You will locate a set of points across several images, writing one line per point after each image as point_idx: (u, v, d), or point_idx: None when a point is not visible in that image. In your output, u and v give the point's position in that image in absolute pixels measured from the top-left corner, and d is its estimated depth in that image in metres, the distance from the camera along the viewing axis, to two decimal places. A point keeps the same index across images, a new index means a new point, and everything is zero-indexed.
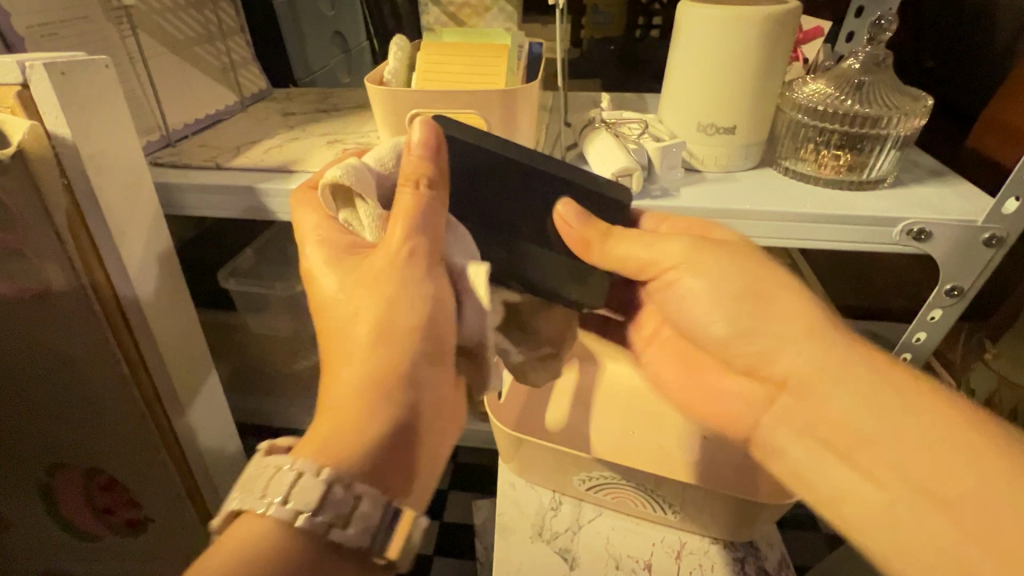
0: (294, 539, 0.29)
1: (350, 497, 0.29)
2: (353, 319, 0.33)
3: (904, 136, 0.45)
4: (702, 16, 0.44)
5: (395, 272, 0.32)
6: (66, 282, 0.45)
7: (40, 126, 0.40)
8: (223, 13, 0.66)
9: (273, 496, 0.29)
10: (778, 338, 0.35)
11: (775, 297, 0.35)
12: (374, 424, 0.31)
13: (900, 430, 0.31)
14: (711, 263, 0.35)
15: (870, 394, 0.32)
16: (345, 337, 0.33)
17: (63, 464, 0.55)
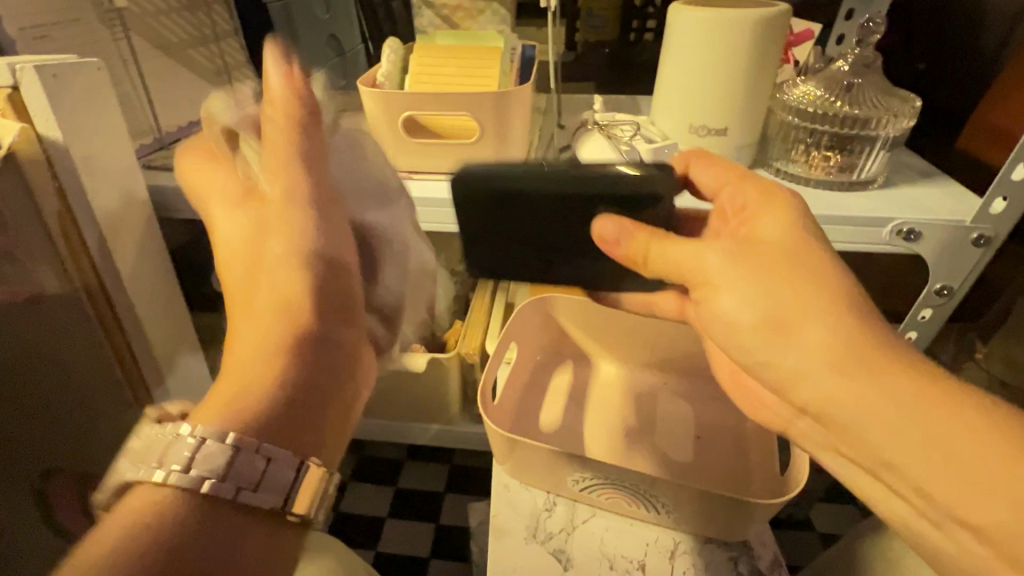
0: (178, 506, 0.25)
1: (239, 454, 0.25)
2: (276, 261, 0.30)
3: (893, 137, 0.46)
4: (693, 20, 0.45)
5: (287, 209, 0.31)
6: (59, 286, 0.45)
7: (31, 130, 0.39)
8: (217, 14, 0.64)
9: (152, 459, 0.25)
10: (798, 358, 0.31)
11: (794, 287, 0.31)
12: (264, 367, 0.28)
13: (929, 420, 0.27)
14: (748, 260, 0.33)
15: (902, 390, 0.28)
16: (271, 282, 0.30)
17: (55, 470, 0.52)
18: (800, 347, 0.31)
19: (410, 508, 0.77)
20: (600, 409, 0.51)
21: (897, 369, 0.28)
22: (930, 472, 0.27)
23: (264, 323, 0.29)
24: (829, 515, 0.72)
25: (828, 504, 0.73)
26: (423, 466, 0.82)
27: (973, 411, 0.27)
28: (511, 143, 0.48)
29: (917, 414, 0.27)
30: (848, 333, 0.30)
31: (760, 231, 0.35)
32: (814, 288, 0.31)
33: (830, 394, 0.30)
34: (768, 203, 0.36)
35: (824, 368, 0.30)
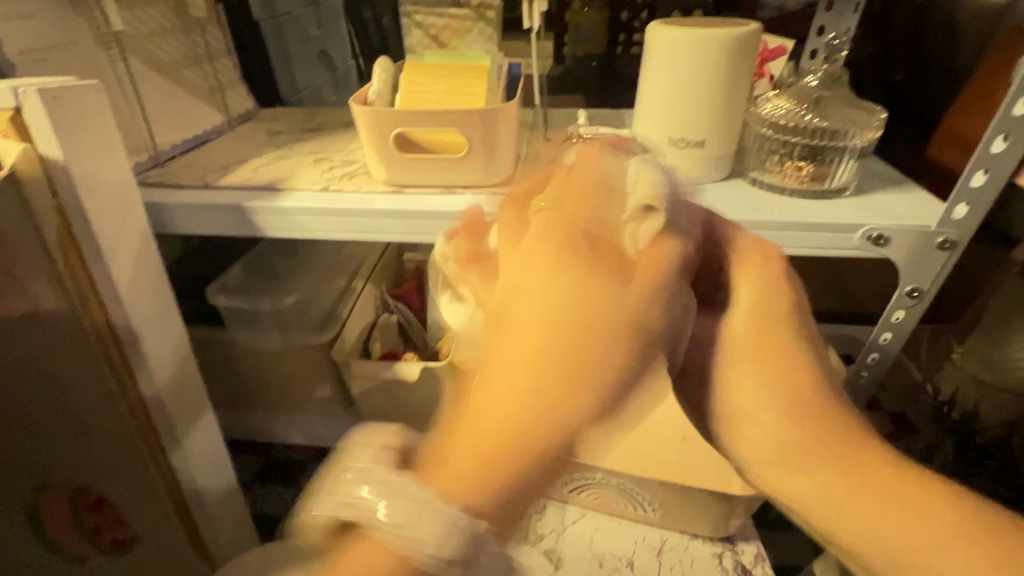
0: (387, 546, 0.36)
1: (442, 520, 0.34)
2: (558, 307, 0.36)
3: (863, 148, 0.48)
4: (669, 38, 0.47)
5: (654, 281, 0.37)
6: (56, 300, 0.45)
7: (33, 150, 0.41)
8: (210, 35, 0.68)
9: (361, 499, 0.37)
10: (757, 450, 0.38)
11: (755, 374, 0.37)
12: (523, 428, 0.34)
13: (861, 506, 0.35)
14: (717, 353, 0.38)
15: (840, 483, 0.35)
16: (550, 333, 0.36)
17: (49, 483, 0.54)
18: (756, 433, 0.37)
19: None
20: None
21: (833, 465, 0.35)
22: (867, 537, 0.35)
23: (560, 379, 0.35)
24: None
25: None
26: None
27: (885, 491, 0.35)
28: (498, 157, 0.50)
29: (862, 499, 0.35)
30: (790, 436, 0.36)
31: (734, 313, 0.38)
32: (767, 393, 0.36)
33: (792, 480, 0.37)
34: (739, 273, 0.38)
35: (776, 461, 0.37)
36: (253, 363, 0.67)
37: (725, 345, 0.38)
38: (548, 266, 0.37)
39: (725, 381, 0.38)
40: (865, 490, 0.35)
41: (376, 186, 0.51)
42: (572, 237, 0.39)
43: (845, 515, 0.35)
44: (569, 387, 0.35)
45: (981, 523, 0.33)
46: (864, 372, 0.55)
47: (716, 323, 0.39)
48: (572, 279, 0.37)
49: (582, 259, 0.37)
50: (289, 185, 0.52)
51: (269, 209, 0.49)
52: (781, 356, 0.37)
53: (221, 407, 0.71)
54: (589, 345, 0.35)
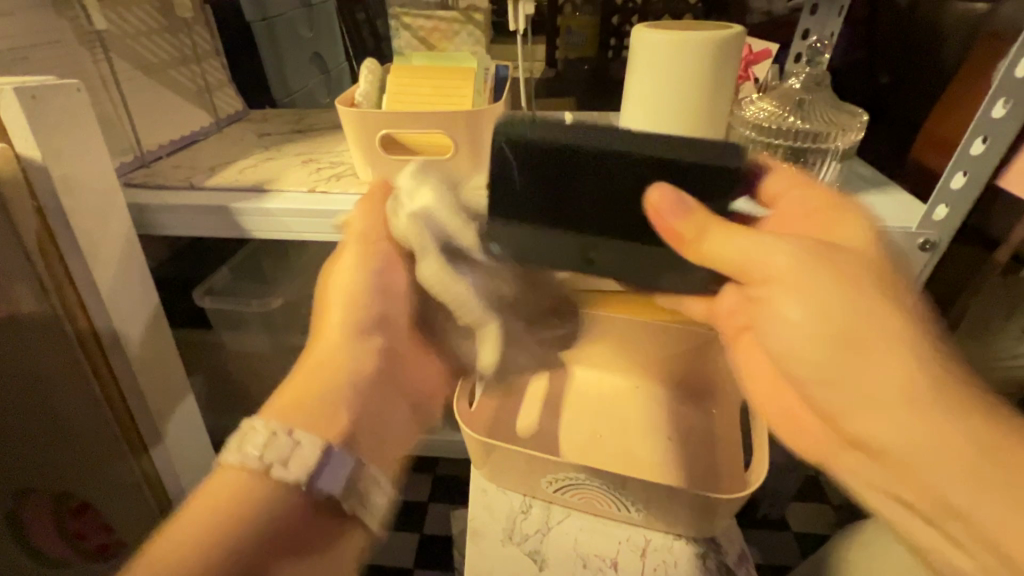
0: (257, 490, 0.34)
1: (290, 442, 0.35)
2: (347, 317, 0.42)
3: (844, 150, 0.49)
4: (653, 40, 0.47)
5: (369, 247, 0.43)
6: (35, 303, 0.45)
7: (10, 149, 0.40)
8: (198, 36, 0.68)
9: (249, 450, 0.35)
10: (869, 391, 0.31)
11: (875, 297, 0.31)
12: (328, 376, 0.40)
13: (1003, 469, 0.28)
14: (824, 274, 0.32)
15: (976, 439, 0.29)
16: (335, 347, 0.41)
17: (29, 490, 0.54)
18: (873, 367, 0.31)
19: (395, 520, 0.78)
20: (575, 416, 0.52)
21: (964, 416, 0.29)
22: (1000, 516, 0.28)
23: (335, 383, 0.39)
24: (804, 515, 0.74)
25: (803, 505, 0.75)
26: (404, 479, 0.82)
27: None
28: (484, 158, 0.50)
29: (982, 461, 0.29)
30: (914, 371, 0.30)
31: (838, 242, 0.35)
32: (891, 319, 0.31)
33: (910, 429, 0.30)
34: (846, 223, 0.36)
35: (895, 405, 0.30)
36: (240, 365, 0.67)
37: (844, 262, 0.33)
38: (339, 285, 0.42)
39: (845, 303, 0.32)
40: (1005, 454, 0.28)
41: (363, 188, 0.51)
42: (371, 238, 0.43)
43: (977, 487, 0.29)
44: (336, 386, 0.39)
45: None
46: None
47: (828, 248, 0.33)
48: (347, 292, 0.42)
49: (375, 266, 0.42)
50: (276, 186, 0.52)
51: (255, 211, 0.49)
52: (897, 287, 0.32)
53: (207, 410, 0.70)
54: (367, 357, 0.41)
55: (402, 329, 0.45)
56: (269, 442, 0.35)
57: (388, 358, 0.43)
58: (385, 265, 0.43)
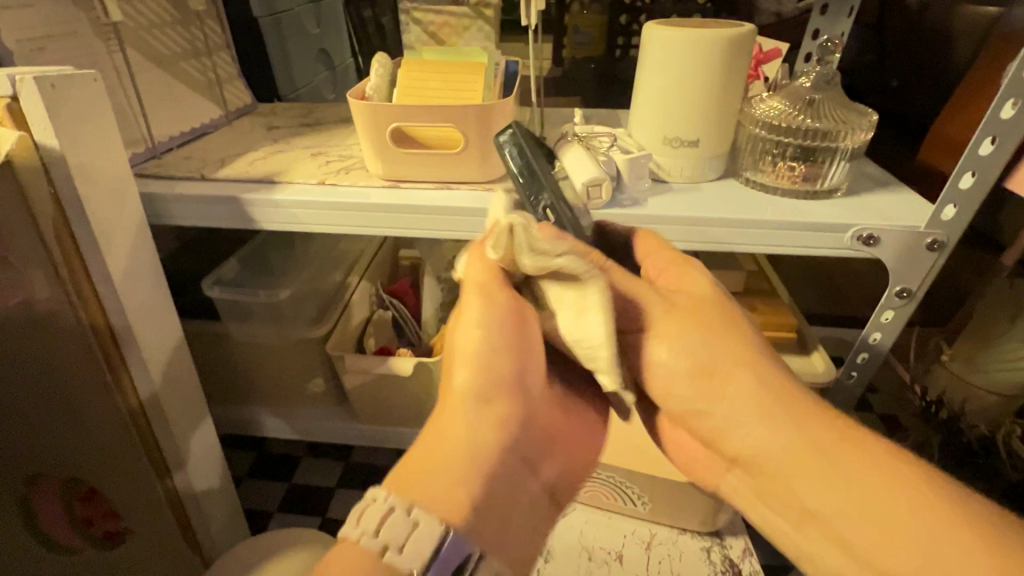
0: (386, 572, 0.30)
1: (426, 532, 0.30)
2: (475, 385, 0.34)
3: (853, 150, 0.49)
4: (663, 37, 0.48)
5: (486, 289, 0.34)
6: (49, 288, 0.45)
7: (29, 137, 0.41)
8: (209, 29, 0.69)
9: (372, 529, 0.31)
10: (732, 415, 0.36)
11: (719, 326, 0.37)
12: (474, 465, 0.33)
13: (839, 462, 0.34)
14: (678, 327, 0.37)
15: (809, 433, 0.35)
16: (461, 422, 0.34)
17: (41, 475, 0.55)
18: (728, 393, 0.36)
19: None
20: None
21: (809, 413, 0.35)
22: (827, 499, 0.34)
23: (456, 458, 0.33)
24: None
25: None
26: None
27: (862, 450, 0.34)
28: (493, 152, 0.50)
29: (822, 458, 0.34)
30: (761, 383, 0.36)
31: (686, 287, 0.39)
32: (731, 350, 0.36)
33: (756, 429, 0.36)
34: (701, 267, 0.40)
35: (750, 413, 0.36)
36: (248, 357, 0.67)
37: (690, 303, 0.38)
38: (467, 348, 0.35)
39: (696, 346, 0.36)
40: (829, 445, 0.34)
41: (372, 181, 0.51)
42: (491, 287, 0.35)
43: (809, 475, 0.34)
44: (473, 466, 0.33)
45: (982, 524, 0.31)
46: (854, 372, 0.54)
47: (674, 298, 0.38)
48: (493, 340, 0.34)
49: (502, 326, 0.34)
50: (286, 178, 0.52)
51: (266, 202, 0.50)
52: (729, 316, 0.37)
53: (213, 401, 0.71)
54: (487, 429, 0.34)
55: (536, 390, 0.36)
56: (385, 515, 0.31)
57: (529, 423, 0.36)
58: (507, 324, 0.34)
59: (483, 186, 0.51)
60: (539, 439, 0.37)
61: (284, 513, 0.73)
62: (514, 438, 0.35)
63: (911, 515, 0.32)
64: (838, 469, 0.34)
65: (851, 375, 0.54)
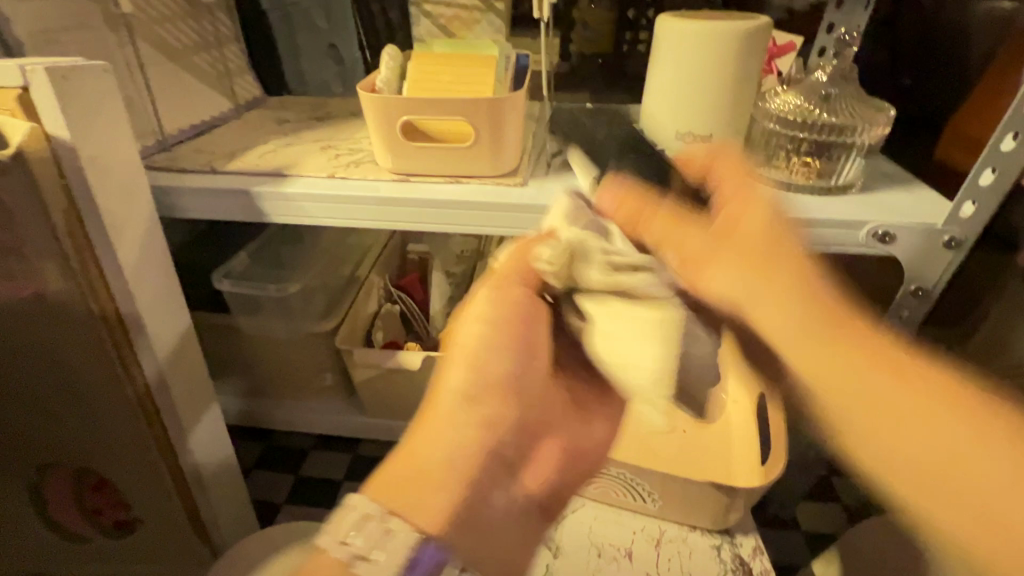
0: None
1: (402, 541, 0.28)
2: (477, 374, 0.31)
3: (868, 145, 0.48)
4: (677, 31, 0.47)
5: (500, 280, 0.34)
6: (61, 281, 0.46)
7: (41, 128, 0.41)
8: (219, 22, 0.68)
9: (342, 536, 0.29)
10: (767, 314, 0.36)
11: (766, 233, 0.38)
12: (467, 470, 0.29)
13: (881, 363, 0.33)
14: (731, 241, 0.38)
15: (846, 335, 0.34)
16: (456, 419, 0.30)
17: (53, 465, 0.56)
18: (770, 293, 0.36)
19: None
20: None
21: (850, 317, 0.35)
22: (851, 396, 0.33)
23: (447, 464, 0.29)
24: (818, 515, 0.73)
25: (814, 503, 0.74)
26: None
27: (908, 360, 0.34)
28: (504, 146, 0.49)
29: (858, 357, 0.34)
30: (804, 285, 0.36)
31: (747, 212, 0.39)
32: (778, 252, 0.36)
33: (792, 320, 0.35)
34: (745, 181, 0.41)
35: (793, 305, 0.35)
36: (257, 350, 0.68)
37: (762, 210, 0.39)
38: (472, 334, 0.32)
39: (738, 259, 0.37)
40: (864, 347, 0.34)
41: (382, 175, 0.51)
42: (506, 278, 0.34)
43: (842, 370, 0.34)
44: (467, 469, 0.29)
45: (1020, 438, 0.30)
46: None
47: (728, 219, 0.39)
48: (500, 329, 0.32)
49: (508, 320, 0.32)
50: (296, 171, 0.52)
51: (276, 196, 0.50)
52: (773, 225, 0.38)
53: (223, 394, 0.71)
54: (478, 428, 0.30)
55: (536, 390, 0.33)
56: (364, 523, 0.29)
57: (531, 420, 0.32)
58: (526, 314, 0.33)
59: (494, 181, 0.50)
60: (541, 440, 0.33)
61: (292, 505, 0.73)
62: (513, 440, 0.30)
63: (945, 423, 0.31)
64: (884, 373, 0.33)
65: None
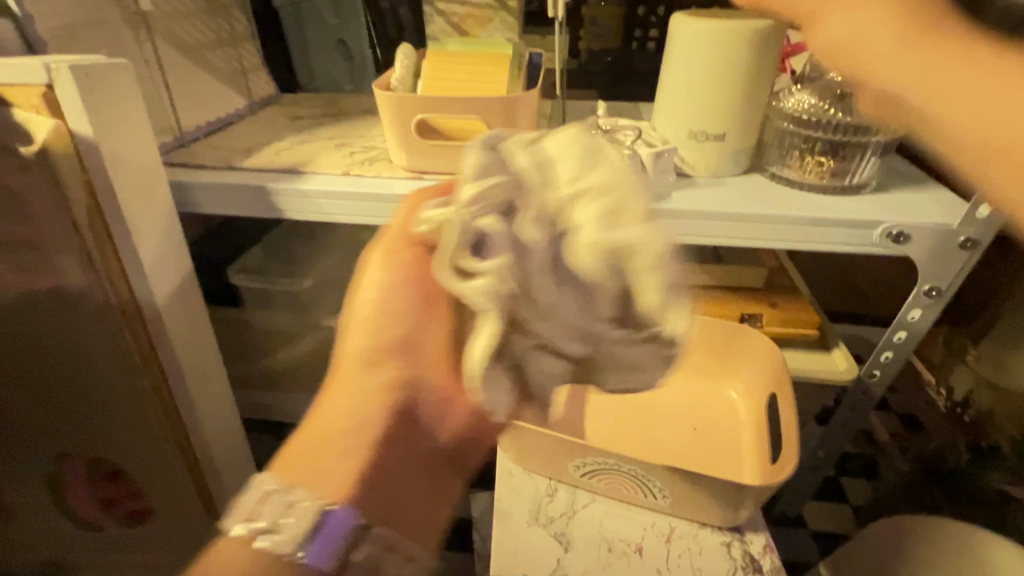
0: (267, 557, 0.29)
1: (288, 505, 0.29)
2: (365, 347, 0.30)
3: (885, 145, 0.48)
4: (691, 29, 0.47)
5: (392, 250, 0.32)
6: (83, 275, 0.47)
7: (65, 126, 0.42)
8: (235, 19, 0.69)
9: (246, 511, 0.30)
10: None
11: None
12: (353, 439, 0.29)
13: None
14: None
15: None
16: (348, 391, 0.30)
17: (70, 455, 0.57)
18: None
19: None
20: (604, 404, 0.54)
21: None
22: None
23: (339, 434, 0.29)
24: (823, 514, 0.73)
25: (821, 503, 0.74)
26: None
27: None
28: None
29: None
30: None
31: None
32: None
33: None
34: None
35: None
36: (270, 344, 0.69)
37: None
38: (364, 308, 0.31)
39: None
40: None
41: (396, 171, 0.52)
42: (396, 247, 0.32)
43: None
44: (350, 439, 0.29)
45: None
46: (877, 371, 0.55)
47: None
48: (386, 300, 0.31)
49: (396, 289, 0.31)
50: (311, 168, 0.53)
51: (292, 192, 0.50)
52: None
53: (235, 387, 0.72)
54: (371, 398, 0.30)
55: (432, 353, 0.31)
56: (265, 502, 0.29)
57: (418, 391, 0.31)
58: (410, 282, 0.31)
59: None
60: (437, 411, 0.31)
61: None
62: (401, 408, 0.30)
63: None
64: None
65: (874, 374, 0.55)
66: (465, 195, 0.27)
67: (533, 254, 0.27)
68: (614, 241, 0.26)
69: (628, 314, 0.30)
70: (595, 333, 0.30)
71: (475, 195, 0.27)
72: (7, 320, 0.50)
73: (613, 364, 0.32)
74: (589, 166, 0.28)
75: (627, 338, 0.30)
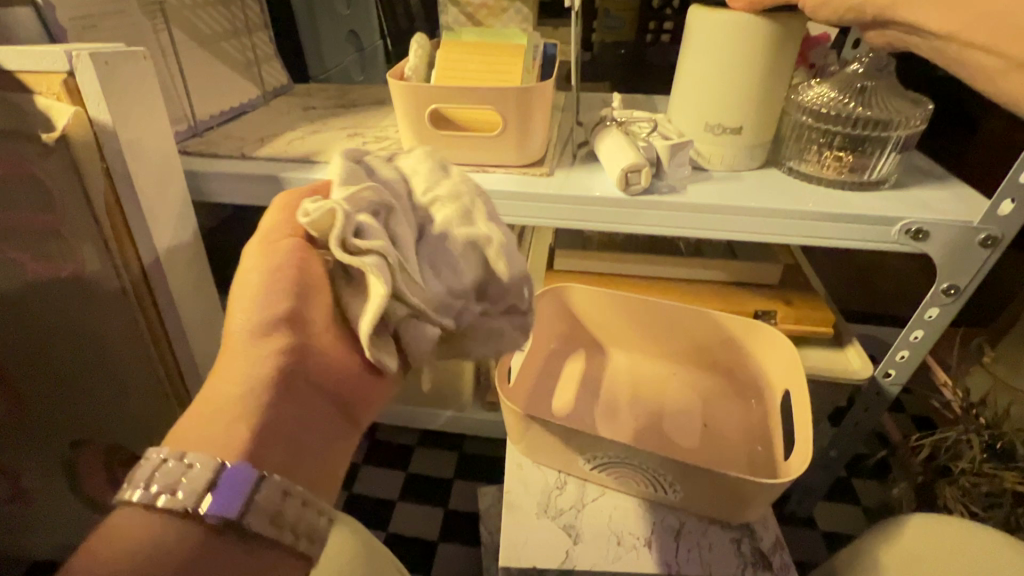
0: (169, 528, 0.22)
1: (181, 467, 0.22)
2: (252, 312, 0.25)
3: (905, 140, 0.47)
4: (711, 20, 0.46)
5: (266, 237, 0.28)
6: (101, 263, 0.48)
7: (83, 112, 0.42)
8: (249, 9, 0.69)
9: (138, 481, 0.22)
10: None
11: None
12: (244, 405, 0.23)
13: None
14: None
15: None
16: (235, 361, 0.24)
17: (88, 439, 0.58)
18: None
19: (424, 492, 0.80)
20: (614, 398, 0.54)
21: None
22: None
23: (231, 402, 0.23)
24: (833, 514, 0.73)
25: (831, 503, 0.74)
26: (435, 453, 0.84)
27: None
28: (531, 136, 0.50)
29: None
30: None
31: None
32: None
33: None
34: None
35: None
36: None
37: None
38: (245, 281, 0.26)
39: None
40: None
41: None
42: (275, 233, 0.28)
43: None
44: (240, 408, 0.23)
45: None
46: (891, 370, 0.54)
47: None
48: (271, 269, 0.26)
49: (280, 264, 0.26)
50: (324, 158, 0.53)
51: (307, 181, 0.50)
52: None
53: None
54: (265, 364, 0.24)
55: (321, 321, 0.26)
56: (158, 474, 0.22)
57: (319, 356, 0.25)
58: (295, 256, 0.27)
59: (523, 171, 0.51)
60: (343, 377, 0.26)
61: None
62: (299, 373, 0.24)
63: None
64: None
65: (888, 373, 0.54)
66: (339, 197, 0.27)
67: (406, 242, 0.28)
68: (472, 234, 0.30)
69: (489, 290, 0.31)
70: (462, 303, 0.30)
71: (348, 197, 0.27)
72: (23, 306, 0.50)
73: (479, 335, 0.31)
74: (439, 178, 0.32)
75: (491, 312, 0.31)
